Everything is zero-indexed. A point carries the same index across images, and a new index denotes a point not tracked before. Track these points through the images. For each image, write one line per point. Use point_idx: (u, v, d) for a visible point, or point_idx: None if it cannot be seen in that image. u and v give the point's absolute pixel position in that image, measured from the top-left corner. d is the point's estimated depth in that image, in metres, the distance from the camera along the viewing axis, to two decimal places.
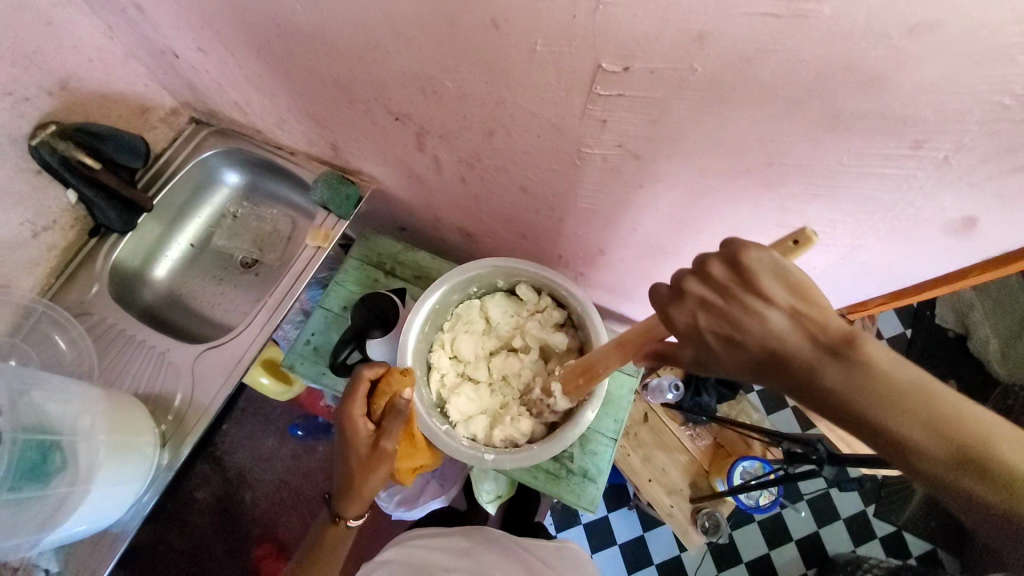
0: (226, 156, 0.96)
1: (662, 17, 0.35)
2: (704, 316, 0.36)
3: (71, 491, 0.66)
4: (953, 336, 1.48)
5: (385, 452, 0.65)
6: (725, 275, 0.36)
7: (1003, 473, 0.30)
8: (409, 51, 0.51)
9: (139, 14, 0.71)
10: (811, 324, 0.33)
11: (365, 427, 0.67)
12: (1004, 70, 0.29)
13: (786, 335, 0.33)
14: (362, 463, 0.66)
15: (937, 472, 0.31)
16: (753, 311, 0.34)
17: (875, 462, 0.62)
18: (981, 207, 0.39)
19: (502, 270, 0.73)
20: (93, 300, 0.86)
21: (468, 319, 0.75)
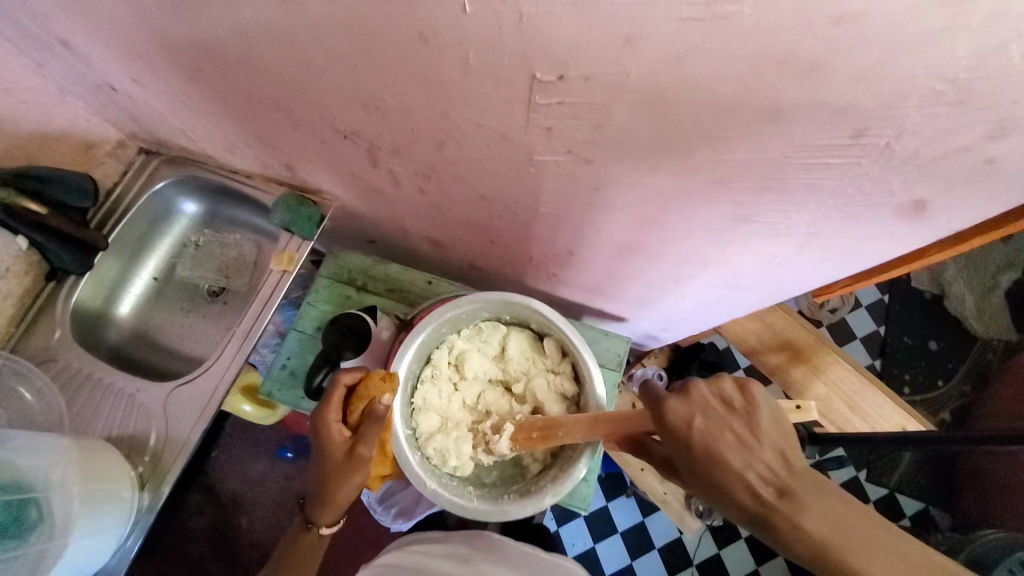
0: (181, 185, 0.93)
1: (588, 23, 0.33)
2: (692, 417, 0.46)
3: (47, 547, 0.65)
4: (929, 297, 1.49)
5: (363, 460, 0.64)
6: (730, 396, 0.46)
7: (920, 563, 0.39)
8: (344, 71, 0.50)
9: (67, 48, 0.68)
10: (762, 451, 0.44)
11: (339, 435, 0.64)
12: (935, 55, 0.28)
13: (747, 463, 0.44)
14: (338, 470, 0.65)
15: (856, 569, 0.40)
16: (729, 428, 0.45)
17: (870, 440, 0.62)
18: (930, 190, 0.38)
19: (541, 319, 0.72)
20: (56, 346, 0.84)
21: (487, 342, 0.74)
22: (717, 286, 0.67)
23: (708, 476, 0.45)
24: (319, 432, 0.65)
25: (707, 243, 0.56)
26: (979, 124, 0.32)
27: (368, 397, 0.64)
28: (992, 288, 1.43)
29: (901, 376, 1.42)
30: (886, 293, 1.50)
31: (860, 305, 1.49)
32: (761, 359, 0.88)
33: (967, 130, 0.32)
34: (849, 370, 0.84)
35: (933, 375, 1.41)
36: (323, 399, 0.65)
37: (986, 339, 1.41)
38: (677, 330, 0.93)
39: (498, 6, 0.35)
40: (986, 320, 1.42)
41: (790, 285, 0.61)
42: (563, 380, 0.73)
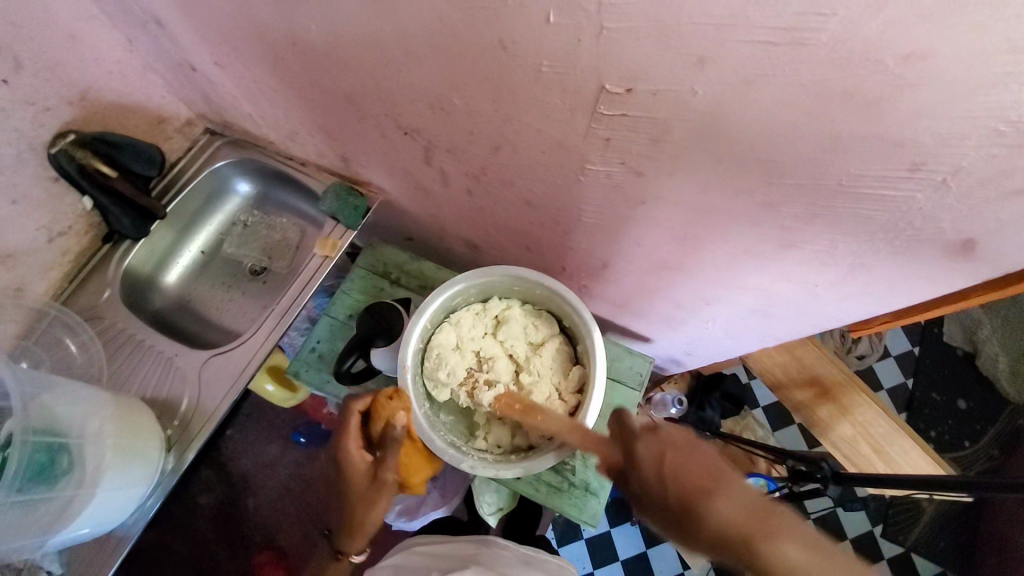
0: (238, 166, 0.98)
1: (664, 41, 0.36)
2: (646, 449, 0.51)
3: (76, 494, 0.67)
4: (960, 354, 1.46)
5: (385, 482, 0.66)
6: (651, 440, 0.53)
7: None
8: (419, 69, 0.53)
9: (159, 28, 0.74)
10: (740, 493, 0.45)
11: (362, 458, 0.67)
12: (999, 97, 0.30)
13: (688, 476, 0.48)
14: (366, 495, 0.67)
15: None
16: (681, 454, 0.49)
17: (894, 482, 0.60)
18: (980, 230, 0.39)
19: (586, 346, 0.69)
20: (104, 305, 0.88)
21: (537, 326, 0.73)
22: (751, 312, 0.68)
23: (682, 512, 0.46)
24: (343, 458, 0.67)
25: (747, 266, 0.57)
26: None
27: (383, 419, 0.66)
28: None
29: (926, 431, 1.39)
30: (915, 346, 1.47)
31: (887, 355, 1.47)
32: (786, 394, 0.88)
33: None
34: (879, 414, 0.84)
35: (959, 435, 1.38)
36: (342, 423, 0.68)
37: (1019, 405, 1.37)
38: (701, 356, 0.93)
39: (581, 19, 0.37)
40: (1020, 384, 1.38)
41: (826, 317, 0.62)
42: (570, 375, 0.70)
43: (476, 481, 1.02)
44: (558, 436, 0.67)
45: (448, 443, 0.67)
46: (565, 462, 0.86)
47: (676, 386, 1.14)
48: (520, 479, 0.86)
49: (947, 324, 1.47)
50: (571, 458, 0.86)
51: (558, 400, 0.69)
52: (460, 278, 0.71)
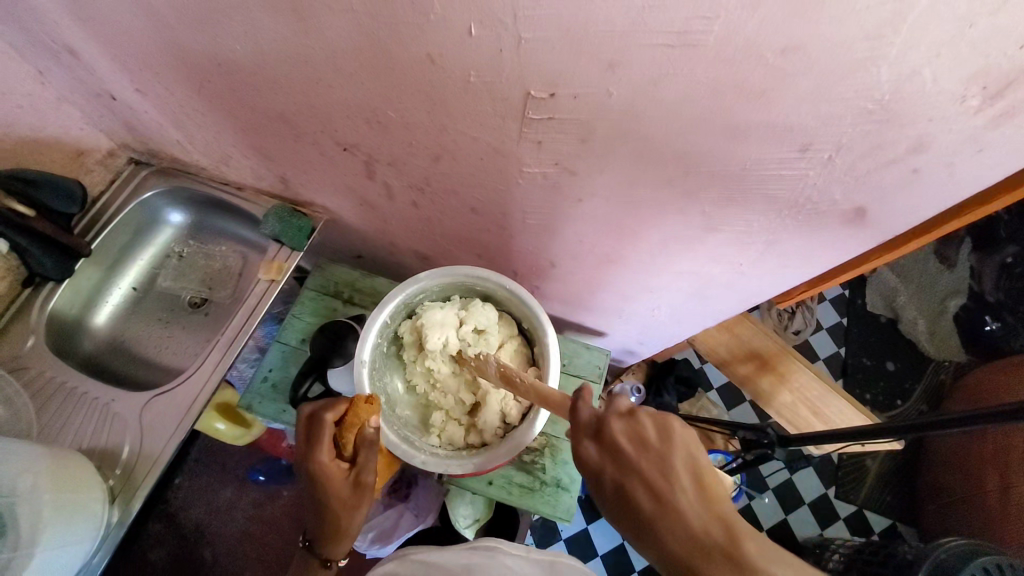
0: (169, 196, 0.94)
1: (578, 48, 0.39)
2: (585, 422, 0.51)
3: (11, 559, 0.62)
4: (884, 321, 1.59)
5: (367, 486, 0.63)
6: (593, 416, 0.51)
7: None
8: (352, 86, 0.54)
9: (72, 57, 0.71)
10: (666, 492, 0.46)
11: (338, 468, 0.63)
12: (862, 81, 0.34)
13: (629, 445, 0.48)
14: (346, 507, 0.63)
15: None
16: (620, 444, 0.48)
17: (827, 437, 0.66)
18: (868, 199, 0.45)
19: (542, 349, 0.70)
20: (28, 354, 0.82)
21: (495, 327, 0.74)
22: (690, 295, 0.73)
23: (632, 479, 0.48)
24: (316, 472, 0.62)
25: (681, 253, 0.61)
26: (903, 139, 0.38)
27: (358, 424, 0.63)
28: (941, 312, 1.54)
29: (863, 394, 1.51)
30: (844, 317, 1.61)
31: (820, 328, 1.60)
32: (731, 368, 0.94)
33: (894, 144, 0.39)
34: (813, 378, 0.90)
35: (892, 396, 1.50)
36: (312, 436, 0.63)
37: (940, 362, 1.51)
38: (653, 344, 0.98)
39: (500, 30, 0.40)
40: (938, 343, 1.53)
41: (755, 293, 0.68)
42: (526, 376, 0.72)
43: (450, 493, 1.02)
44: (510, 435, 0.68)
45: (402, 438, 0.68)
46: (534, 461, 0.88)
47: (634, 375, 1.18)
48: (491, 484, 0.87)
49: (868, 293, 1.61)
50: (539, 456, 0.88)
51: (513, 401, 0.71)
52: (425, 274, 0.70)
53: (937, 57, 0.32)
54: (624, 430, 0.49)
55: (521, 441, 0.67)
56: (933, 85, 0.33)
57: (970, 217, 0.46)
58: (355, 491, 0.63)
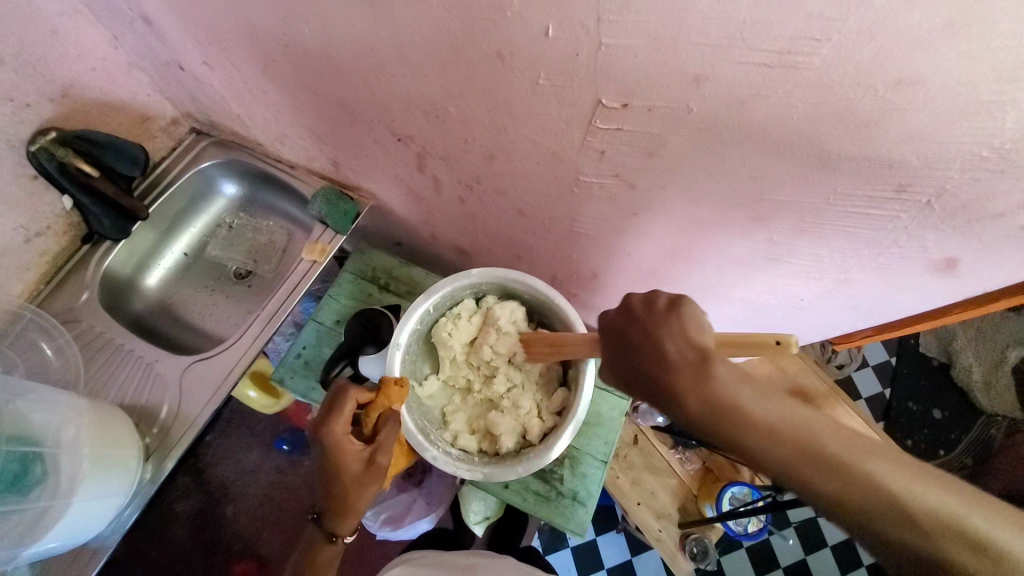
0: (225, 167, 0.96)
1: (662, 59, 0.36)
2: (636, 319, 0.44)
3: (52, 505, 0.64)
4: (936, 364, 1.50)
5: (380, 469, 0.62)
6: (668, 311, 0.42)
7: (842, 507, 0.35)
8: (416, 77, 0.53)
9: (147, 26, 0.72)
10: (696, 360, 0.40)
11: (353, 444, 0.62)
12: (983, 124, 0.31)
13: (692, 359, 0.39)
14: (353, 484, 0.61)
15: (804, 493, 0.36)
16: (686, 369, 0.39)
17: None
18: (963, 250, 0.41)
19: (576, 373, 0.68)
20: (82, 307, 0.85)
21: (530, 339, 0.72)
22: (739, 323, 0.69)
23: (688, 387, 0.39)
24: (328, 442, 0.61)
25: (735, 279, 0.58)
26: (1017, 191, 0.34)
27: (383, 407, 0.63)
28: (1000, 362, 1.44)
29: (903, 439, 1.43)
30: (893, 356, 1.52)
31: (866, 365, 1.51)
32: None
33: (1006, 195, 0.35)
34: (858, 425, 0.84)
35: (935, 445, 1.41)
36: (332, 407, 0.62)
37: (991, 416, 1.41)
38: None
39: (579, 34, 0.38)
40: (993, 395, 1.42)
41: (812, 329, 0.63)
42: (553, 395, 0.71)
43: (464, 489, 1.02)
44: (527, 452, 0.67)
45: (419, 428, 0.68)
46: (553, 471, 0.87)
47: None
48: (507, 488, 0.85)
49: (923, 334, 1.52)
50: (559, 466, 0.86)
51: (536, 418, 0.70)
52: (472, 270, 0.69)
53: None
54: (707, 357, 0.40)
55: (535, 463, 0.65)
56: None
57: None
58: (366, 471, 0.62)
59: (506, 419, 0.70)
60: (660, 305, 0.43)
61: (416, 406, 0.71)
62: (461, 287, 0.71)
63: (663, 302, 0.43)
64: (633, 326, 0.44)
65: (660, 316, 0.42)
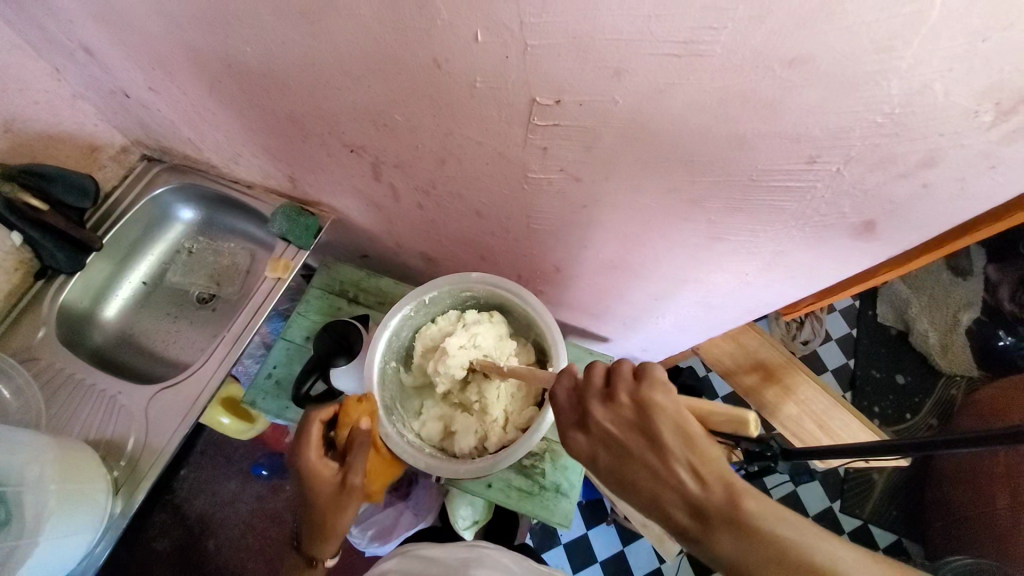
0: (180, 192, 0.96)
1: (584, 55, 0.38)
2: (615, 430, 0.41)
3: (17, 546, 0.63)
4: (895, 333, 1.57)
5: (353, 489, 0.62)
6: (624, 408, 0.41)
7: None
8: (360, 89, 0.54)
9: (88, 55, 0.72)
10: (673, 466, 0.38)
11: (326, 467, 0.63)
12: (871, 93, 0.34)
13: (688, 476, 0.37)
14: (329, 507, 0.62)
15: None
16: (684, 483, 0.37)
17: None
18: (878, 212, 0.44)
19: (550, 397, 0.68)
20: (38, 345, 0.83)
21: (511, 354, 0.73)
22: (696, 303, 0.72)
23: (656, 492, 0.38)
24: (302, 468, 0.63)
25: (686, 261, 0.61)
26: (914, 152, 0.37)
27: (348, 425, 0.66)
28: (954, 327, 1.48)
29: (871, 407, 1.49)
30: (854, 328, 1.58)
31: (830, 338, 1.57)
32: (736, 379, 0.95)
33: (905, 157, 0.38)
34: (819, 391, 0.89)
35: (901, 409, 1.48)
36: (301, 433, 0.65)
37: (950, 376, 1.48)
38: (657, 351, 0.97)
39: (506, 36, 0.40)
40: (950, 357, 1.48)
41: (762, 303, 0.67)
42: (525, 413, 0.71)
43: (452, 494, 1.02)
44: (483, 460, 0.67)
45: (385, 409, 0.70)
46: (534, 466, 0.88)
47: None
48: (490, 487, 0.86)
49: (879, 305, 1.59)
50: (539, 461, 0.88)
51: (501, 430, 0.70)
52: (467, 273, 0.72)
53: (949, 71, 0.31)
54: (680, 441, 0.38)
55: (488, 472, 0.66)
56: (944, 99, 0.33)
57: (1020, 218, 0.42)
58: (341, 492, 0.62)
59: (472, 423, 0.70)
60: (631, 410, 0.41)
61: (389, 385, 0.74)
62: (460, 285, 0.73)
63: (630, 406, 0.41)
64: (611, 438, 0.41)
65: (639, 426, 0.40)
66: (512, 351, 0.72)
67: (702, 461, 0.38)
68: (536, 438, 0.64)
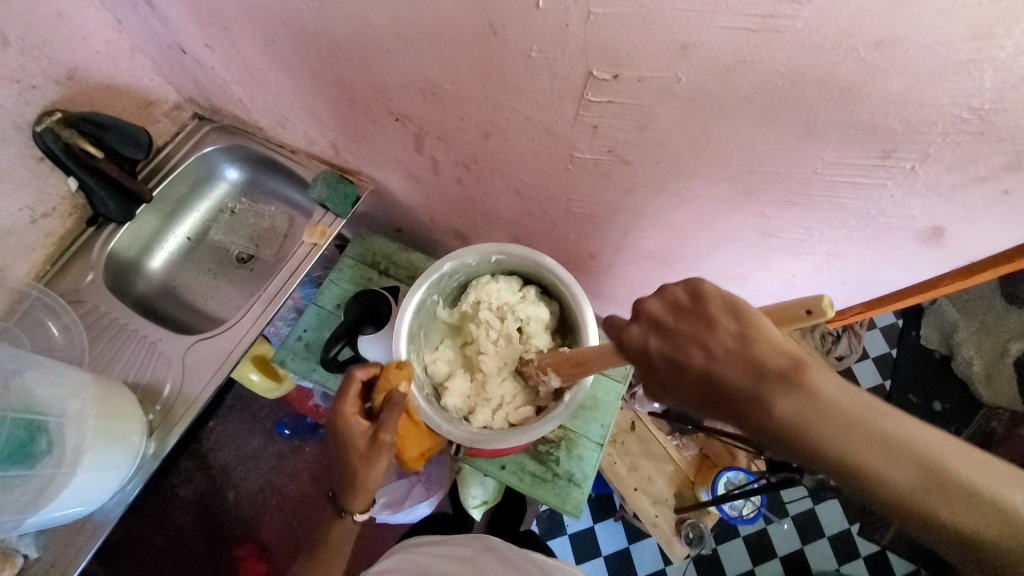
0: (227, 152, 0.98)
1: (649, 26, 0.37)
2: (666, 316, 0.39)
3: (55, 474, 0.66)
4: (937, 357, 1.49)
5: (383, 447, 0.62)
6: (678, 299, 0.39)
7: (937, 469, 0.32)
8: (411, 53, 0.53)
9: (150, 9, 0.74)
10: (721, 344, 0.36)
11: (360, 423, 0.63)
12: (962, 85, 0.31)
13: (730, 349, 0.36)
14: (361, 459, 0.63)
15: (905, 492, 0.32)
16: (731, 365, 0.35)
17: None
18: (948, 218, 0.41)
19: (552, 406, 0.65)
20: (87, 288, 0.87)
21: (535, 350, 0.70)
22: (733, 302, 0.69)
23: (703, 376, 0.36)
24: (336, 419, 0.64)
25: (730, 256, 0.58)
26: (998, 154, 0.35)
27: (384, 391, 0.63)
28: (1003, 354, 1.44)
29: None
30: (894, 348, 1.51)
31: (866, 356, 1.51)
32: None
33: (987, 159, 0.35)
34: None
35: None
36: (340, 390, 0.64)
37: (992, 409, 1.39)
38: None
39: (568, 3, 0.38)
40: (993, 388, 1.40)
41: None
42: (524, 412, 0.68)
43: (464, 472, 1.03)
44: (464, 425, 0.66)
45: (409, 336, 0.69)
46: (549, 452, 0.87)
47: None
48: (504, 468, 0.86)
49: (924, 326, 1.51)
50: (555, 448, 0.87)
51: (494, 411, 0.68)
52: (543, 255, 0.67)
53: None
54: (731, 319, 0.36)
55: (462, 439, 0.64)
56: None
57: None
58: (372, 447, 0.62)
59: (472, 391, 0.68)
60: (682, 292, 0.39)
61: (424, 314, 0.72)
62: (531, 262, 0.68)
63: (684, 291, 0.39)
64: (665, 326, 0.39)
65: (684, 302, 0.39)
66: (542, 347, 0.69)
67: (754, 351, 0.35)
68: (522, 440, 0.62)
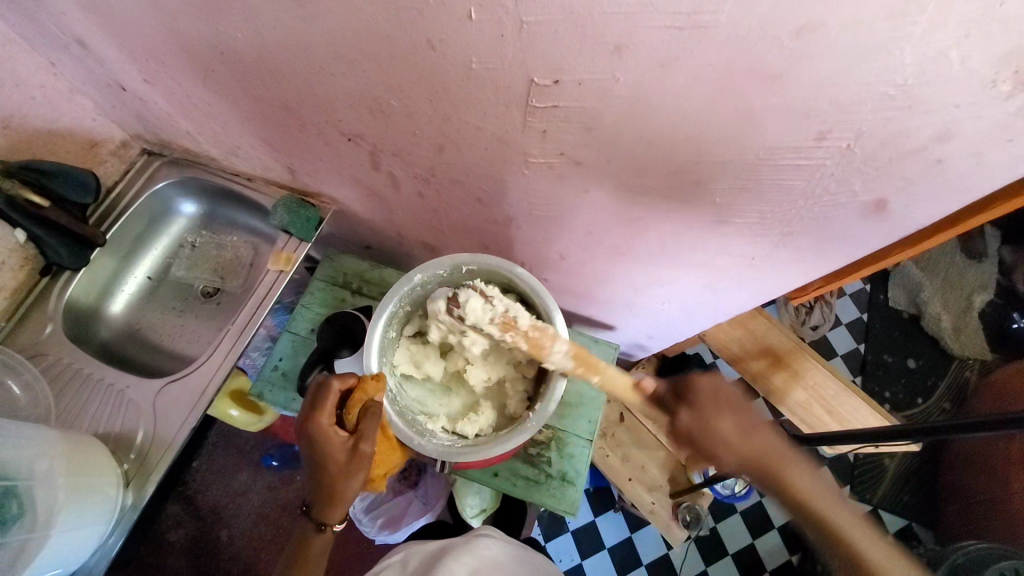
0: (180, 186, 0.95)
1: (581, 30, 0.37)
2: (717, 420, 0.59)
3: (29, 538, 0.64)
4: (907, 317, 1.54)
5: (365, 457, 0.60)
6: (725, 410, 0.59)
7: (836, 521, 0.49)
8: (354, 74, 0.53)
9: (83, 48, 0.71)
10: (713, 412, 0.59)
11: (337, 434, 0.60)
12: (884, 64, 0.32)
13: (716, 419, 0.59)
14: (340, 473, 0.60)
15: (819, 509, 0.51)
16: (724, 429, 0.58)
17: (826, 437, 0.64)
18: (889, 190, 0.43)
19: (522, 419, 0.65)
20: (46, 341, 0.84)
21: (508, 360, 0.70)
22: (701, 288, 0.71)
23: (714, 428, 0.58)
24: (312, 433, 0.60)
25: (691, 245, 0.59)
26: (927, 126, 0.36)
27: (361, 400, 0.62)
28: (968, 308, 1.48)
29: (882, 392, 1.47)
30: (864, 312, 1.56)
31: (839, 323, 1.55)
32: (743, 364, 0.93)
33: (917, 132, 0.37)
34: (829, 376, 0.89)
35: (912, 393, 1.46)
36: (315, 401, 0.61)
37: (963, 359, 1.47)
38: (662, 338, 0.96)
39: (501, 15, 0.38)
40: (962, 339, 1.47)
41: (770, 287, 0.66)
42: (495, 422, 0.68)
43: (458, 483, 1.03)
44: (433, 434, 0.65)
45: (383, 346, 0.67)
46: (540, 454, 0.88)
47: (644, 369, 1.16)
48: (497, 475, 0.86)
49: (891, 288, 1.56)
50: (545, 449, 0.87)
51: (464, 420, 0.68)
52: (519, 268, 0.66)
53: (966, 38, 0.30)
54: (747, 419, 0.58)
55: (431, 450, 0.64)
56: (960, 68, 0.31)
57: (994, 214, 0.43)
58: (352, 459, 0.60)
59: None
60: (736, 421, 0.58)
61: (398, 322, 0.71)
62: (504, 273, 0.67)
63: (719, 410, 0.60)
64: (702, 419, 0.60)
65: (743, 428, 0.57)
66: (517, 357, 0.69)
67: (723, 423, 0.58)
68: (488, 453, 0.62)
